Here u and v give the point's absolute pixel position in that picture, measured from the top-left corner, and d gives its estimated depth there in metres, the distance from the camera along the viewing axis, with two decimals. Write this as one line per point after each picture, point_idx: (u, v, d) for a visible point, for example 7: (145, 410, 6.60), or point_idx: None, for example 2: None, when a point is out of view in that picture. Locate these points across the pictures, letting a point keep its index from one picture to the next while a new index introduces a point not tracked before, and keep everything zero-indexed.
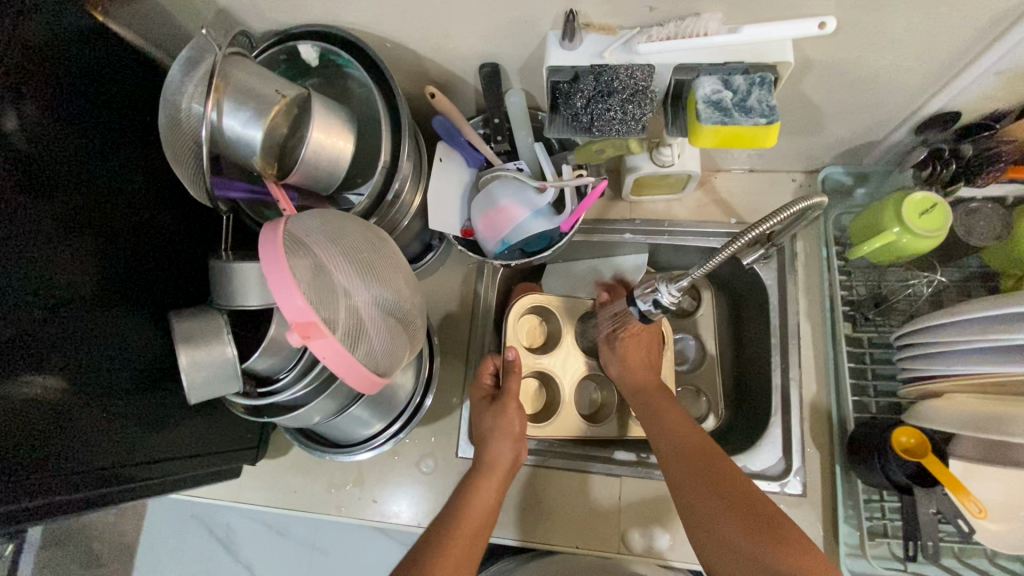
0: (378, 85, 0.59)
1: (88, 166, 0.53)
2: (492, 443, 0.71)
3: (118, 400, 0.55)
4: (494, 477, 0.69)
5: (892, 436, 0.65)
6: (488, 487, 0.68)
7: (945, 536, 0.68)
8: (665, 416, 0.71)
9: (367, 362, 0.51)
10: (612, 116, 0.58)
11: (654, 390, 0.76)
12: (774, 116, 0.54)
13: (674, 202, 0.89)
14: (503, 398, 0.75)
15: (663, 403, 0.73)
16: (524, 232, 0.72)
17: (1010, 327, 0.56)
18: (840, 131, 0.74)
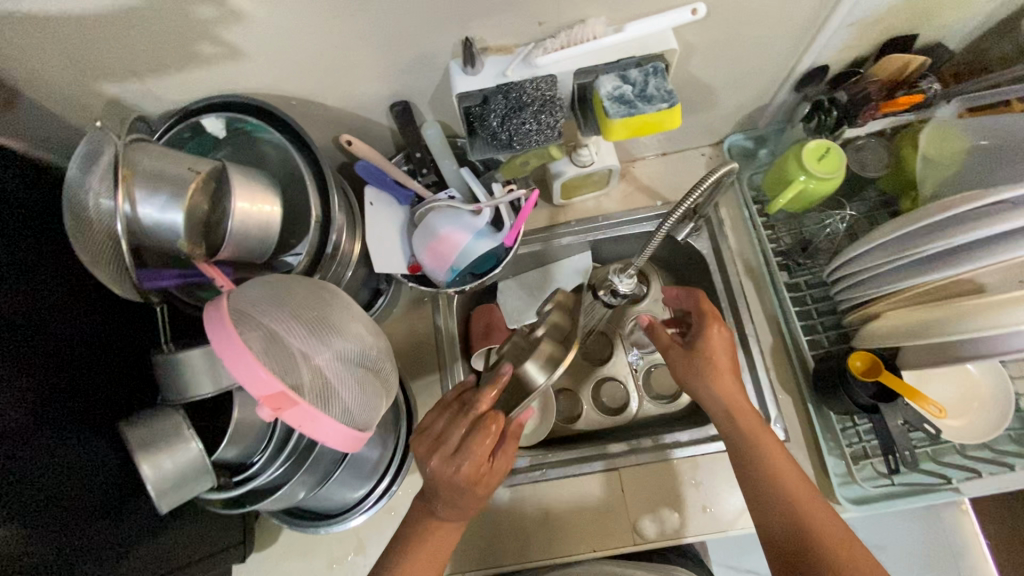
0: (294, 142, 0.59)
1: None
2: (456, 511, 0.63)
3: (82, 530, 0.50)
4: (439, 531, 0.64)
5: (849, 363, 0.70)
6: (447, 536, 0.65)
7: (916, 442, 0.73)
8: (764, 454, 0.65)
9: (345, 420, 0.49)
10: (528, 129, 0.60)
11: (746, 417, 0.67)
12: (673, 99, 0.58)
13: (603, 198, 0.93)
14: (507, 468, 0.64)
15: (760, 432, 0.66)
16: (470, 255, 0.72)
17: (920, 243, 0.63)
18: (733, 102, 0.80)
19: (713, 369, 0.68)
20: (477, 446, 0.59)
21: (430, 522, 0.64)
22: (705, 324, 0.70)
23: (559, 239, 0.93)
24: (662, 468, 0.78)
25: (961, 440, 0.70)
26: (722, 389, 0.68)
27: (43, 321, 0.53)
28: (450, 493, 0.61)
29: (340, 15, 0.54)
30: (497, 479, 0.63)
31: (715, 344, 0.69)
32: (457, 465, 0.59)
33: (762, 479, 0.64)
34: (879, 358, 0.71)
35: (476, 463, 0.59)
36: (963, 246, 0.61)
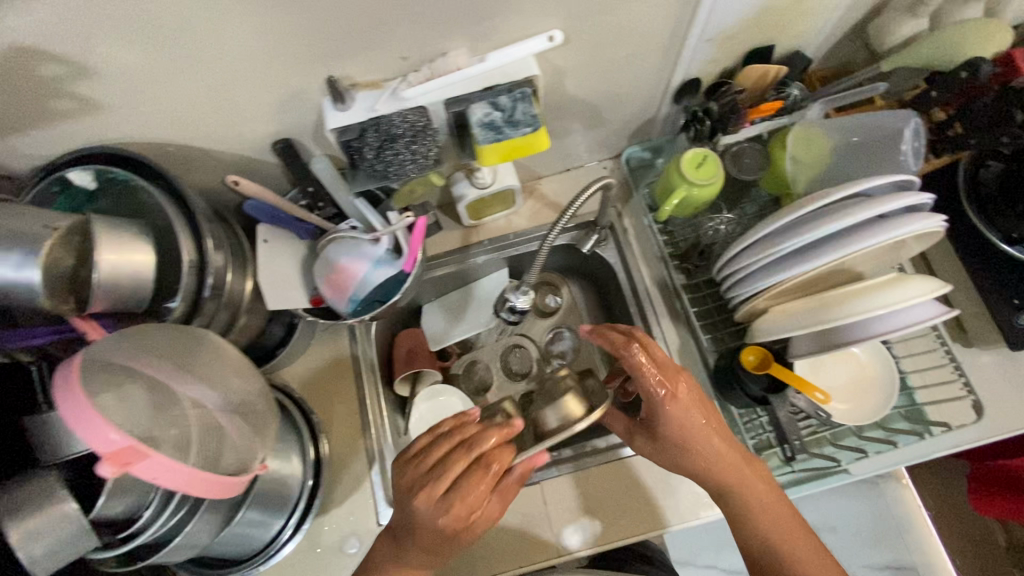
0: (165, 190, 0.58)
1: None
2: (427, 555, 0.63)
3: None
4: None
5: (741, 357, 0.74)
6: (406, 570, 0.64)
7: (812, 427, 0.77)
8: (754, 507, 0.65)
9: (209, 469, 0.50)
10: (403, 159, 0.62)
11: (737, 473, 0.65)
12: (537, 123, 0.61)
13: (512, 216, 0.95)
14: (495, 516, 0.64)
15: (753, 487, 0.65)
16: (369, 284, 0.73)
17: (777, 242, 0.68)
18: (620, 117, 0.84)
19: (681, 433, 0.65)
20: (473, 488, 0.60)
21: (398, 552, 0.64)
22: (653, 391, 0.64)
23: (474, 259, 0.94)
24: (582, 478, 0.80)
25: (851, 421, 0.74)
26: (699, 439, 0.65)
27: None
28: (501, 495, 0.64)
29: (198, 62, 0.54)
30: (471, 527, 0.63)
31: (684, 403, 0.64)
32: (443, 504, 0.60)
33: (743, 522, 0.65)
34: (768, 350, 0.74)
35: (460, 505, 0.59)
36: (817, 243, 0.68)
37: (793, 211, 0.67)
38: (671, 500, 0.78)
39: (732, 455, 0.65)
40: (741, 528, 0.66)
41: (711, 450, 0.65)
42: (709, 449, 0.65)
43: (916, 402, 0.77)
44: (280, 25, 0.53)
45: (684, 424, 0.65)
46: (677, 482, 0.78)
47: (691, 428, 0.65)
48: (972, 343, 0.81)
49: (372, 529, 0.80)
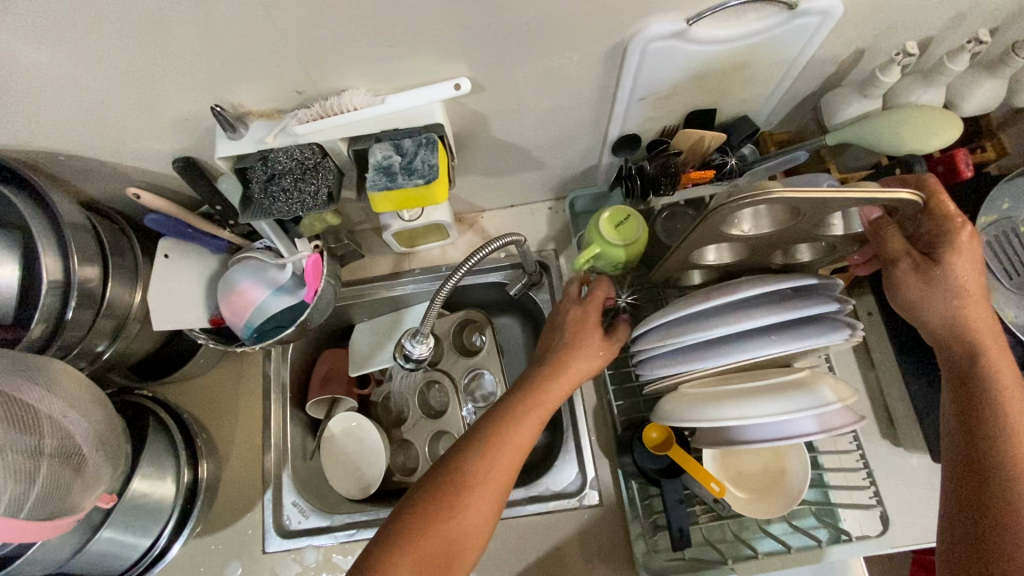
0: (34, 202, 0.59)
1: None
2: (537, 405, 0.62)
3: None
4: (511, 446, 0.59)
5: (643, 432, 0.71)
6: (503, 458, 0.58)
7: (701, 511, 0.74)
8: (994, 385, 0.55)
9: (40, 508, 0.50)
10: (289, 197, 0.59)
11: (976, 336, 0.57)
12: (432, 176, 0.57)
13: (448, 247, 0.91)
14: (591, 340, 0.67)
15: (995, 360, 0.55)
16: (267, 312, 0.71)
17: (680, 330, 0.62)
18: (559, 163, 0.80)
19: (963, 294, 0.57)
20: (578, 317, 0.69)
21: (500, 429, 0.59)
22: (958, 226, 0.57)
23: (402, 288, 0.91)
24: None
25: (752, 514, 0.69)
26: (969, 322, 0.57)
27: None
28: (579, 358, 0.66)
29: (73, 81, 0.53)
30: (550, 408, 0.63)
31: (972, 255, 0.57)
32: (582, 327, 0.68)
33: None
34: (671, 432, 0.71)
35: (576, 329, 0.68)
36: (754, 326, 0.62)
37: (709, 296, 0.61)
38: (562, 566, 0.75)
39: (1000, 356, 0.56)
40: (982, 472, 0.52)
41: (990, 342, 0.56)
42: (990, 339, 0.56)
43: (829, 500, 0.73)
44: (158, 54, 0.51)
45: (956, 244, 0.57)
46: (570, 548, 0.76)
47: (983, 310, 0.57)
48: (901, 443, 0.76)
49: (257, 557, 0.78)
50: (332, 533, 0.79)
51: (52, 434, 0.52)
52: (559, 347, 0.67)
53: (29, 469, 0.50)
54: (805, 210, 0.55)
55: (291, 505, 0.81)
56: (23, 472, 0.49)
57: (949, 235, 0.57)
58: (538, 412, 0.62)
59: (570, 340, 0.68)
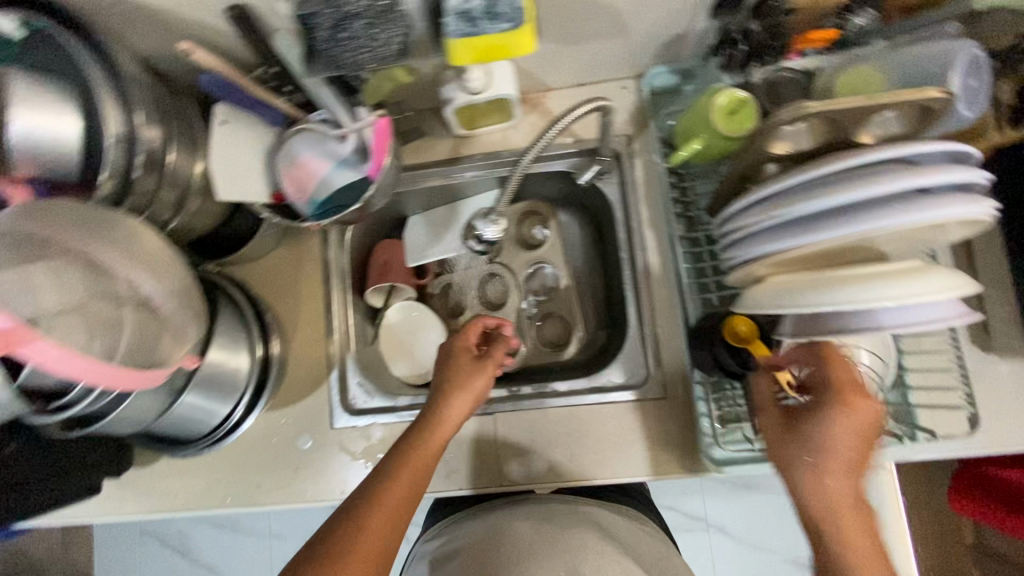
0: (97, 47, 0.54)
1: None
2: (386, 476, 0.62)
3: None
4: (378, 503, 0.60)
5: (724, 327, 0.67)
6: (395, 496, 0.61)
7: None
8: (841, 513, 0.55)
9: (133, 353, 0.51)
10: (358, 44, 0.53)
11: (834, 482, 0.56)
12: (519, 19, 0.50)
13: (509, 130, 0.84)
14: (486, 362, 0.73)
15: None
16: (330, 186, 0.68)
17: (779, 204, 0.58)
18: (646, 27, 0.71)
19: (826, 448, 0.56)
20: (465, 365, 0.73)
21: (364, 514, 0.59)
22: (854, 397, 0.56)
23: (462, 173, 0.86)
24: (536, 415, 0.79)
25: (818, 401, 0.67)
26: (829, 487, 0.56)
27: None
28: (466, 392, 0.70)
29: None
30: (430, 453, 0.66)
31: (834, 439, 0.56)
32: (453, 359, 0.74)
33: (818, 457, 0.56)
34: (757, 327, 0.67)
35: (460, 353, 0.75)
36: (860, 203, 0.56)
37: (793, 177, 0.57)
38: (622, 453, 0.76)
39: (833, 515, 0.55)
40: None
41: (834, 512, 0.55)
42: (846, 510, 0.55)
43: (909, 403, 0.69)
44: None
45: (833, 433, 0.56)
46: (636, 439, 0.76)
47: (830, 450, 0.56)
48: (994, 351, 0.71)
49: (325, 432, 0.81)
50: (396, 412, 0.80)
51: (129, 287, 0.52)
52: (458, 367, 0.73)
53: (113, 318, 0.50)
54: (835, 112, 0.54)
55: (356, 385, 0.83)
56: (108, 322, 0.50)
57: (823, 398, 0.57)
58: (424, 440, 0.66)
59: (456, 377, 0.71)
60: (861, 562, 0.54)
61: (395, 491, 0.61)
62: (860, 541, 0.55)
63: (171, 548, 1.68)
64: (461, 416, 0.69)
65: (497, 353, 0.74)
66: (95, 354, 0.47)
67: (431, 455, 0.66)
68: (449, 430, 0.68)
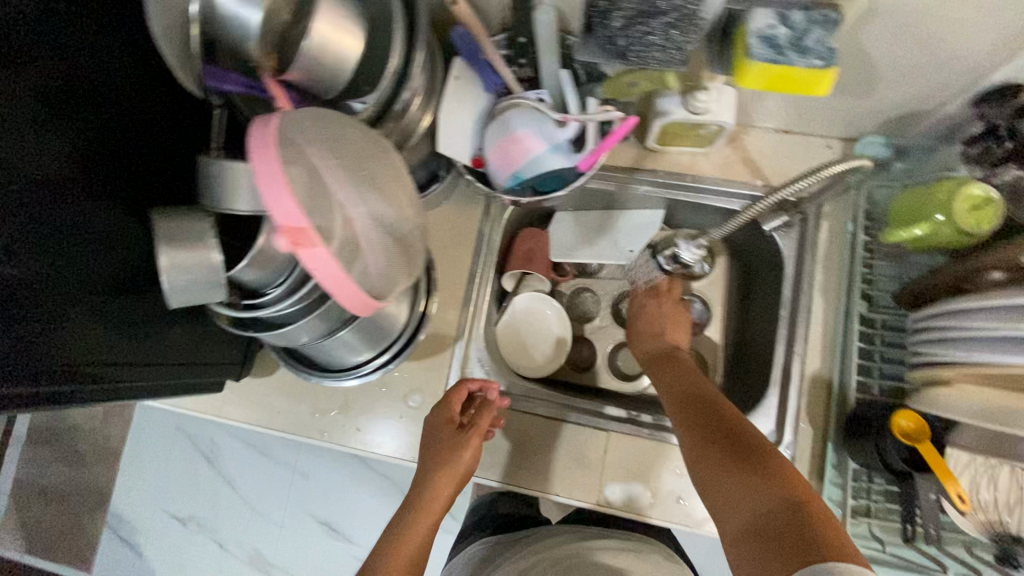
0: None
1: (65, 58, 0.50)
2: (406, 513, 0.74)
3: (83, 298, 0.53)
4: (427, 515, 0.73)
5: (893, 420, 0.64)
6: (413, 536, 0.72)
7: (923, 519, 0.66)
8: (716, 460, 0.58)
9: (368, 284, 0.45)
10: (652, 42, 0.51)
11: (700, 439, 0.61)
12: (834, 59, 0.49)
13: (699, 156, 0.82)
14: (469, 432, 0.74)
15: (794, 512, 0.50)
16: (538, 168, 0.67)
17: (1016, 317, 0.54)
18: (893, 95, 0.68)
19: (683, 406, 0.66)
20: (444, 438, 0.74)
21: (400, 531, 0.72)
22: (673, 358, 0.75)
23: (637, 187, 0.84)
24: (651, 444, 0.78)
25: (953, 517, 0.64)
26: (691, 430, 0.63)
27: (92, 81, 0.53)
28: (452, 457, 0.74)
29: None
30: (443, 497, 0.74)
31: (678, 391, 0.69)
32: (441, 433, 0.75)
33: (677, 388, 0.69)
34: (927, 427, 0.63)
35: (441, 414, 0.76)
36: None
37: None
38: None
39: (713, 432, 0.61)
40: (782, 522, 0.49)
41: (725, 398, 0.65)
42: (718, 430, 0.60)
43: None
44: None
45: (676, 380, 0.70)
46: None
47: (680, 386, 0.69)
48: None
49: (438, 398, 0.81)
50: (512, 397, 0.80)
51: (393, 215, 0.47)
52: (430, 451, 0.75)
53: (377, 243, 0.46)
54: None
55: (477, 360, 0.83)
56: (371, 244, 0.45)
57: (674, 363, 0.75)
58: (444, 479, 0.73)
59: (445, 442, 0.74)
60: (744, 482, 0.54)
61: (416, 529, 0.72)
62: (737, 473, 0.56)
63: (201, 453, 1.47)
64: (449, 490, 0.74)
65: (475, 429, 0.75)
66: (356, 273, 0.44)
67: (443, 492, 0.74)
68: (446, 490, 0.74)
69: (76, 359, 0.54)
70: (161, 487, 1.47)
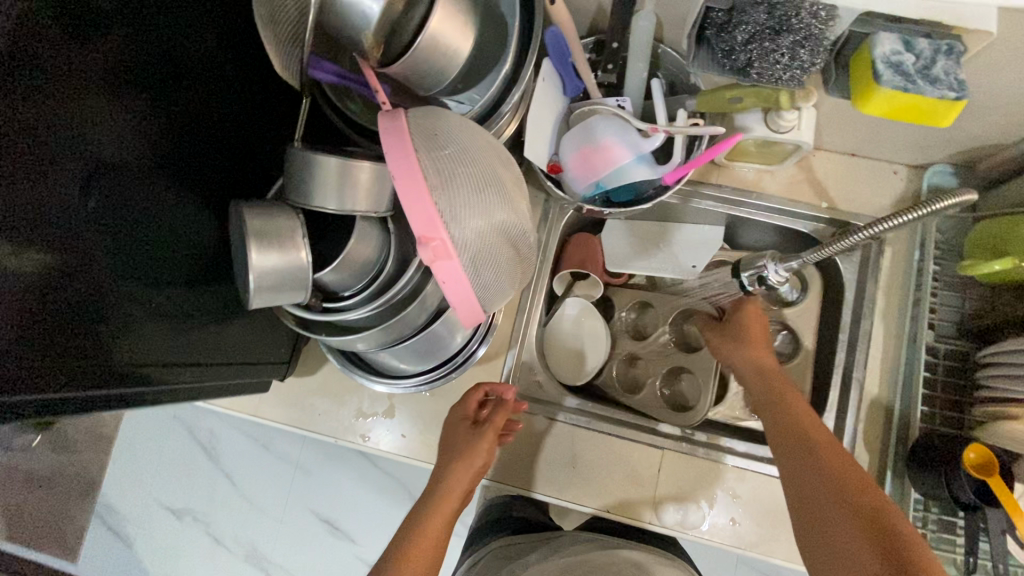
0: None
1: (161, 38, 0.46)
2: (425, 509, 0.70)
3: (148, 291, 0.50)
4: (440, 512, 0.69)
5: (963, 453, 0.63)
6: (431, 531, 0.68)
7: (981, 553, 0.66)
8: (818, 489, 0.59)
9: (486, 295, 0.42)
10: (778, 59, 0.51)
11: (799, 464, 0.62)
12: (963, 91, 0.48)
13: (765, 174, 0.81)
14: (485, 427, 0.72)
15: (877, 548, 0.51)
16: (621, 178, 0.65)
17: None
18: (977, 126, 0.68)
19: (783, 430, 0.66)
20: (457, 434, 0.73)
21: (410, 540, 0.67)
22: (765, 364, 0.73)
23: (698, 203, 0.82)
24: (706, 464, 0.76)
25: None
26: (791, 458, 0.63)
27: (182, 60, 0.49)
28: (468, 454, 0.71)
29: None
30: (454, 499, 0.70)
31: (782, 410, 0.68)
32: (458, 429, 0.73)
33: (773, 431, 0.66)
34: (995, 459, 0.63)
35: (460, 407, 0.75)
36: None
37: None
38: (784, 531, 0.73)
39: (823, 497, 0.58)
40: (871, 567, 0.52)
41: (836, 449, 0.61)
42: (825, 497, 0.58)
43: None
44: None
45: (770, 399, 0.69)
46: None
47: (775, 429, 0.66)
48: None
49: None
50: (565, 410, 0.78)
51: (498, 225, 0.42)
52: (450, 444, 0.73)
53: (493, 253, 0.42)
54: None
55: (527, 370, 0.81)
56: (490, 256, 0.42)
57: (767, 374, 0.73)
58: (460, 470, 0.71)
59: (459, 439, 0.72)
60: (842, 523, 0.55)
61: (431, 530, 0.68)
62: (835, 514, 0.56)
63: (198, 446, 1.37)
64: (461, 493, 0.71)
65: (495, 416, 0.73)
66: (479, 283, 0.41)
67: (458, 489, 0.71)
68: (458, 490, 0.71)
69: (143, 356, 0.50)
70: (155, 477, 1.38)
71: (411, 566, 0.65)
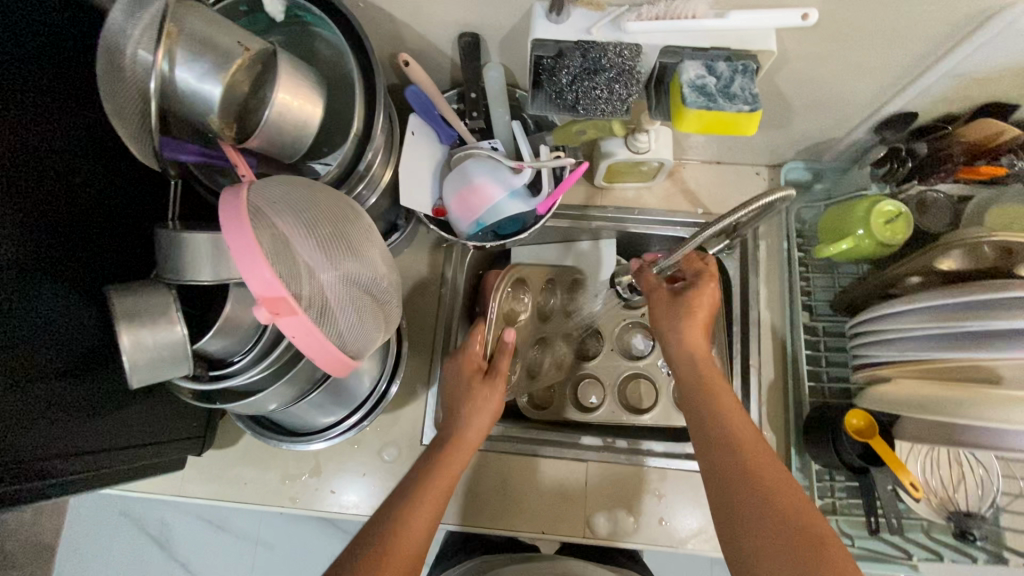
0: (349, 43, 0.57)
1: (20, 145, 0.49)
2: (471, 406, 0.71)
3: (38, 387, 0.50)
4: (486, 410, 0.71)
5: (844, 420, 0.69)
6: (413, 532, 0.59)
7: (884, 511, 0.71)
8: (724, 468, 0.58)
9: (342, 342, 0.46)
10: (598, 95, 0.57)
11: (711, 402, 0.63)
12: (756, 103, 0.54)
13: (644, 190, 0.88)
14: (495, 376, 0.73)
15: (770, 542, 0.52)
16: (499, 214, 0.69)
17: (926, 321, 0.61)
18: (806, 127, 0.76)
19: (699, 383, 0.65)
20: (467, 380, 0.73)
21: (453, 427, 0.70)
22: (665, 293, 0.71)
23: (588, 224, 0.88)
24: (628, 469, 0.79)
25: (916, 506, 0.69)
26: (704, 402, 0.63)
27: (42, 160, 0.51)
28: (483, 399, 0.71)
29: None
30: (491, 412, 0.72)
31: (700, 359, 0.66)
32: (469, 380, 0.73)
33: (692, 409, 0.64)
34: (874, 422, 0.69)
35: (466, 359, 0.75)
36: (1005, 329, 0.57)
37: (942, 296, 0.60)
38: (710, 521, 0.77)
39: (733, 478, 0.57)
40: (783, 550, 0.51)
41: (751, 449, 0.58)
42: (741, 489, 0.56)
43: (1000, 525, 0.71)
44: None
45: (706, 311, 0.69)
46: None
47: (718, 472, 0.58)
48: None
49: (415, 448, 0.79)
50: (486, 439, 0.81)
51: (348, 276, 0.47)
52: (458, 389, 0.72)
53: (345, 302, 0.47)
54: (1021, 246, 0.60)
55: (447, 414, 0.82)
56: (342, 305, 0.46)
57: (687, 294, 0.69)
58: (490, 391, 0.72)
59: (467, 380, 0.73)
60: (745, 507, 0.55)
61: (472, 432, 0.69)
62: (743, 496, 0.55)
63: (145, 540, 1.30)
64: (476, 437, 0.70)
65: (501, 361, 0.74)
66: (332, 332, 0.45)
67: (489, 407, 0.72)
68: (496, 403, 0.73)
69: (26, 452, 0.50)
70: None
71: (421, 505, 0.61)
